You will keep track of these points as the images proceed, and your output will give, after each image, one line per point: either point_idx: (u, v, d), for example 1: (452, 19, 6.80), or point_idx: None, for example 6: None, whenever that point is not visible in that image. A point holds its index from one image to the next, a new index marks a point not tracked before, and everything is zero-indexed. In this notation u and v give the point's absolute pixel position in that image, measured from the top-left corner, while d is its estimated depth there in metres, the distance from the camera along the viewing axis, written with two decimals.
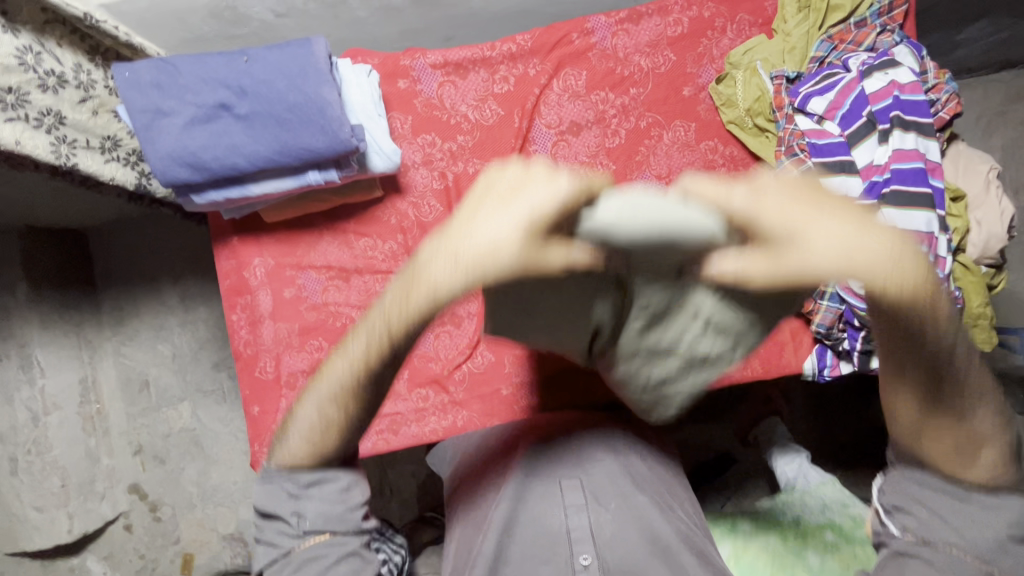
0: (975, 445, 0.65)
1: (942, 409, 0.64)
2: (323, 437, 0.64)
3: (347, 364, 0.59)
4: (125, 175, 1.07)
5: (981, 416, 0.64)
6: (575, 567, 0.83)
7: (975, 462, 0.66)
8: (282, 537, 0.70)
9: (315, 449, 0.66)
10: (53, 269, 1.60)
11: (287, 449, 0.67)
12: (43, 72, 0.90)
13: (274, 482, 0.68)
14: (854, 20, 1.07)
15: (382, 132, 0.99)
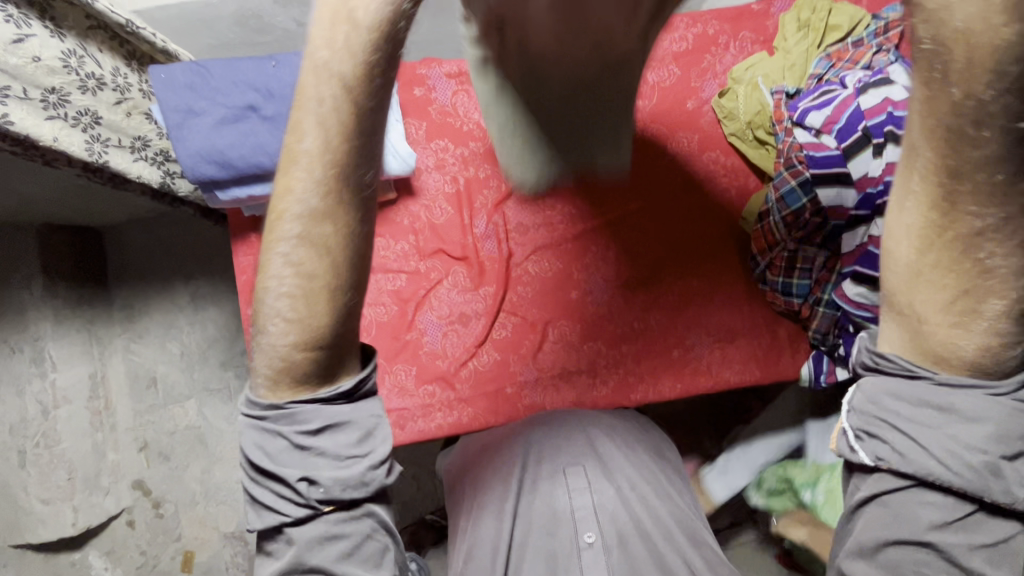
0: (978, 289, 0.54)
1: (944, 240, 0.52)
2: (307, 323, 0.57)
3: (312, 188, 0.53)
4: (151, 174, 1.13)
5: (999, 256, 0.51)
6: (580, 544, 0.89)
7: (969, 343, 0.57)
8: (284, 500, 0.64)
9: (302, 320, 0.57)
10: (67, 266, 1.65)
11: (271, 332, 0.59)
12: (85, 75, 0.95)
13: (280, 426, 0.63)
14: (851, 39, 1.14)
15: (400, 135, 1.08)
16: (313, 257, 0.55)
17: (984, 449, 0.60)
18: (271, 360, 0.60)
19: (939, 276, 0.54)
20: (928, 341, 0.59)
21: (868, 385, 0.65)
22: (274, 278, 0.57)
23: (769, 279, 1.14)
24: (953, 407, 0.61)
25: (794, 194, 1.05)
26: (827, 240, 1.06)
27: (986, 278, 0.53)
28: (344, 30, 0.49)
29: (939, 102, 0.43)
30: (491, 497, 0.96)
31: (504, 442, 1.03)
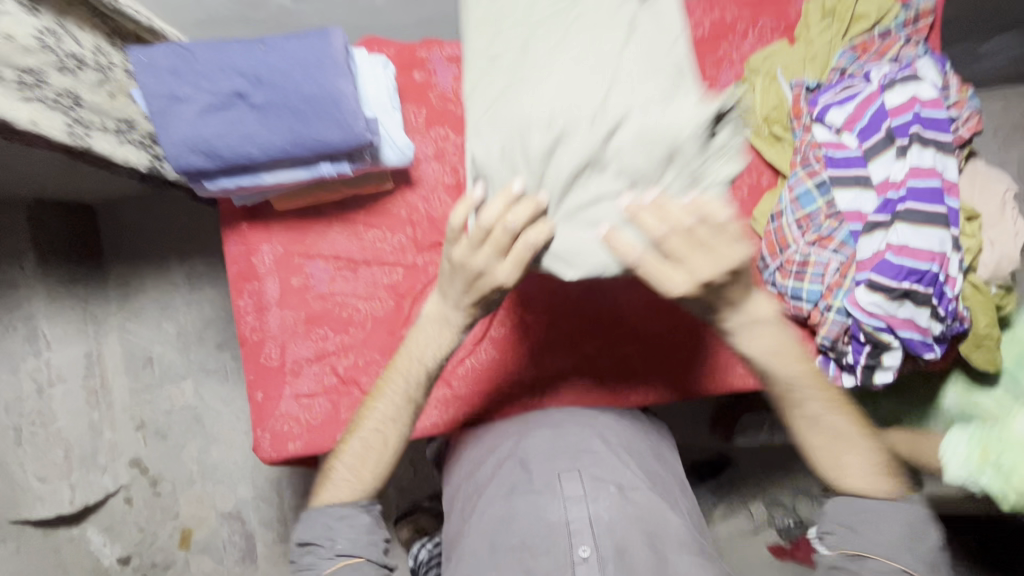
0: (849, 450, 0.87)
1: (817, 424, 0.87)
2: (365, 482, 0.92)
3: (386, 401, 0.92)
4: (138, 158, 1.07)
5: (843, 425, 0.87)
6: (573, 559, 0.80)
7: (855, 473, 0.86)
8: (317, 564, 0.89)
9: (367, 475, 0.92)
10: (60, 243, 1.59)
11: (342, 483, 0.92)
12: (64, 54, 0.90)
13: (324, 520, 0.90)
14: (878, 30, 1.06)
15: (396, 125, 0.98)
16: (384, 444, 0.92)
17: (897, 538, 0.82)
18: (347, 498, 0.92)
19: (822, 447, 0.88)
20: (845, 489, 0.87)
21: (834, 509, 0.87)
22: (355, 444, 0.92)
23: (779, 282, 1.08)
24: (864, 525, 0.83)
25: (810, 196, 1.02)
26: (841, 245, 1.01)
27: (846, 445, 0.87)
28: (415, 363, 0.91)
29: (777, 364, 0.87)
30: (485, 509, 0.89)
31: (501, 451, 0.96)
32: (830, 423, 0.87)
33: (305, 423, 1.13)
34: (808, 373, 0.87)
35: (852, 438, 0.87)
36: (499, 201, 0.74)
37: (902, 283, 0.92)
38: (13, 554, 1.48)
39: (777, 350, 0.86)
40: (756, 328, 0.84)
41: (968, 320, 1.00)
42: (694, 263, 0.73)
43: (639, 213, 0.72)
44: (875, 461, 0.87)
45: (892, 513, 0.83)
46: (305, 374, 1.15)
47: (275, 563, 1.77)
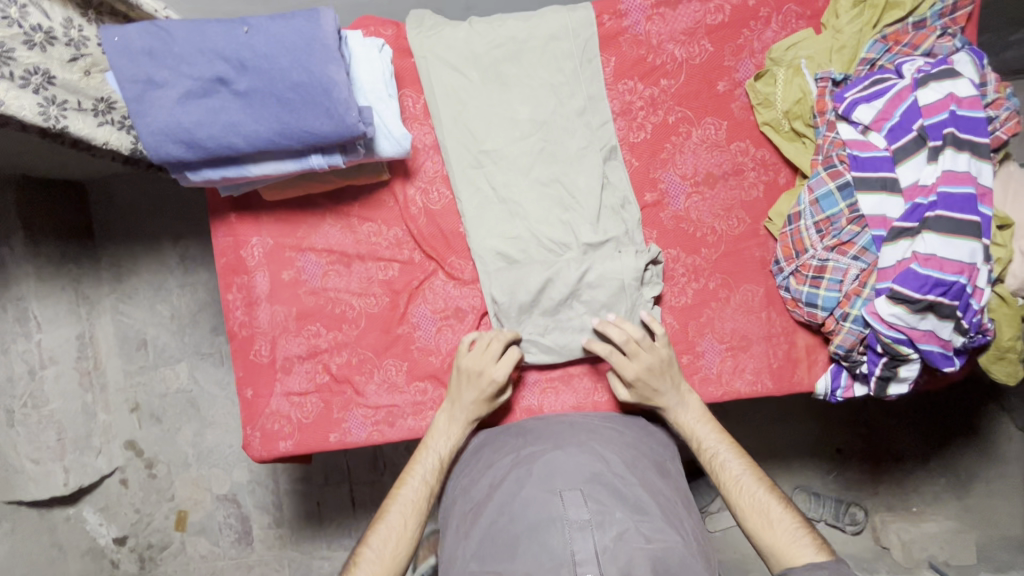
0: (774, 514, 0.90)
1: (743, 485, 0.93)
2: (384, 571, 0.90)
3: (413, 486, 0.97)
4: (121, 140, 0.98)
5: (777, 503, 0.91)
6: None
7: (794, 547, 0.87)
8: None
9: (392, 562, 0.91)
10: (50, 222, 1.54)
11: (368, 570, 0.89)
12: (29, 27, 0.83)
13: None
14: (912, 19, 0.98)
15: (393, 113, 0.91)
16: (401, 534, 0.93)
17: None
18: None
19: (752, 512, 0.91)
20: (781, 558, 0.87)
21: None
22: (380, 538, 0.92)
23: (793, 287, 1.03)
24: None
25: (832, 199, 0.98)
26: (862, 252, 0.97)
27: (778, 521, 0.89)
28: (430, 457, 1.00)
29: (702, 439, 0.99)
30: (482, 530, 0.85)
31: (499, 469, 0.94)
32: (762, 498, 0.92)
33: (297, 421, 1.10)
34: (727, 443, 0.98)
35: (774, 501, 0.91)
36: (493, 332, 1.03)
37: (927, 295, 0.89)
38: (8, 533, 1.48)
39: (696, 421, 1.00)
40: (681, 401, 1.00)
41: (991, 331, 0.95)
42: (647, 369, 0.97)
43: (605, 327, 1.00)
44: (799, 523, 0.89)
45: (826, 571, 0.80)
46: (296, 372, 1.10)
47: (271, 547, 1.74)
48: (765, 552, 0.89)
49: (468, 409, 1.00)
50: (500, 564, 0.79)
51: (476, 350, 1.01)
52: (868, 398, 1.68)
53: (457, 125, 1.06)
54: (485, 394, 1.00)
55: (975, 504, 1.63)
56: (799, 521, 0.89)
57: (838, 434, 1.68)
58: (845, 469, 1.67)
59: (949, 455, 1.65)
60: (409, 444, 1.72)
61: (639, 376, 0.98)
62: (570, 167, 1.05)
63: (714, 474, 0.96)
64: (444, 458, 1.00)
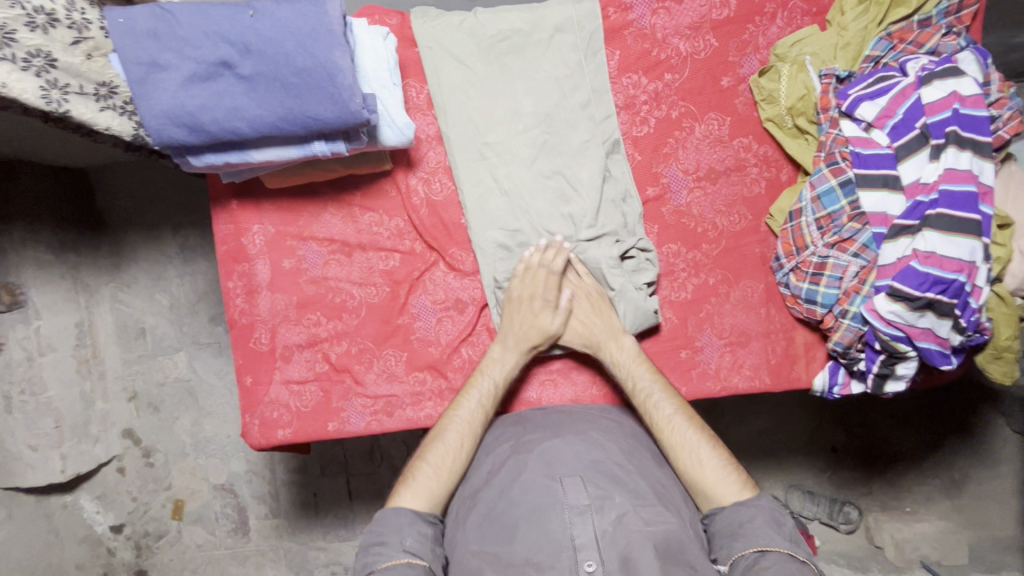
0: (700, 453, 0.91)
1: (676, 427, 0.94)
2: (436, 489, 0.91)
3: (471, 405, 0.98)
4: (123, 126, 0.96)
5: (706, 446, 0.92)
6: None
7: (721, 487, 0.89)
8: (378, 561, 0.81)
9: (446, 479, 0.92)
10: (49, 209, 1.53)
11: (423, 485, 0.91)
12: (32, 8, 0.82)
13: (399, 520, 0.85)
14: (918, 17, 0.98)
15: (396, 102, 0.91)
16: (457, 454, 0.94)
17: (770, 528, 0.82)
18: (417, 507, 0.88)
19: (681, 450, 0.92)
20: (708, 495, 0.89)
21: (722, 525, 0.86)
22: (437, 453, 0.93)
23: (792, 284, 1.03)
24: (742, 528, 0.83)
25: (834, 195, 0.98)
26: (862, 249, 0.97)
27: (706, 462, 0.91)
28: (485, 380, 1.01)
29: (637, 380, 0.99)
30: (481, 514, 0.85)
31: (498, 456, 0.94)
32: (692, 438, 0.93)
33: (296, 409, 1.10)
34: (658, 382, 0.98)
35: (703, 442, 0.92)
36: (535, 253, 1.03)
37: (926, 292, 0.89)
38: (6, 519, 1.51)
39: (623, 357, 1.00)
40: (611, 339, 1.01)
41: (989, 331, 0.95)
42: (574, 301, 1.04)
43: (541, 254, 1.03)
44: (726, 463, 0.91)
45: (754, 513, 0.84)
46: (295, 360, 1.10)
47: (267, 537, 1.74)
48: (691, 490, 0.91)
49: (523, 336, 1.02)
50: (500, 548, 0.80)
51: (527, 276, 1.03)
52: (865, 397, 1.69)
53: (461, 115, 1.06)
54: (540, 321, 1.02)
55: (967, 504, 1.64)
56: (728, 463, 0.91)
57: (834, 434, 1.68)
58: (838, 467, 1.68)
59: (942, 455, 1.66)
60: (406, 436, 1.73)
61: (580, 313, 1.03)
62: (573, 160, 1.05)
63: (645, 414, 0.97)
64: (499, 383, 1.00)
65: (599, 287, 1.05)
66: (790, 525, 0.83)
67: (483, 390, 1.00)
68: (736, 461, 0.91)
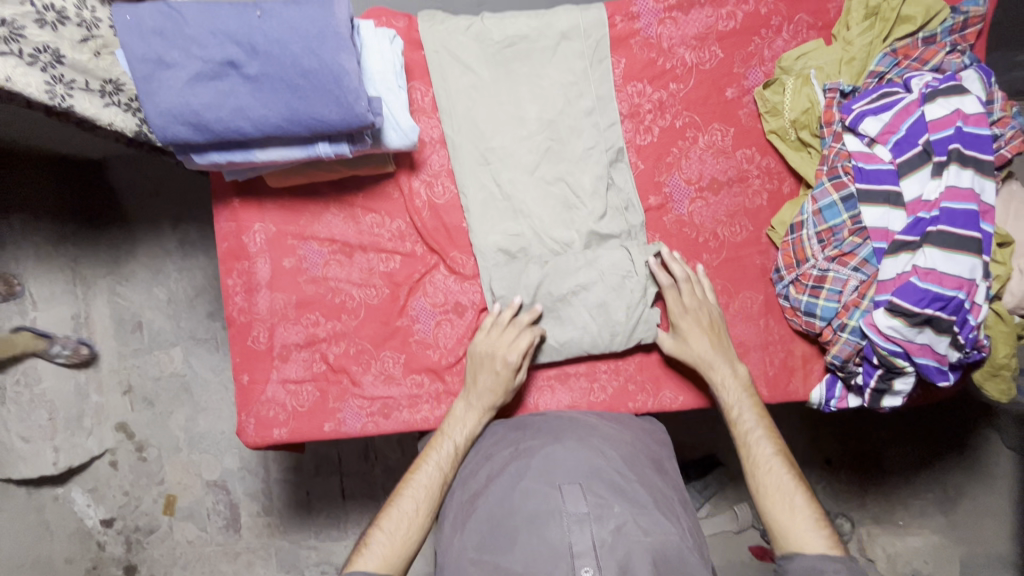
0: (795, 500, 0.88)
1: (771, 468, 0.92)
2: (394, 556, 0.87)
3: (433, 467, 0.96)
4: (126, 121, 0.96)
5: (801, 497, 0.88)
6: None
7: (807, 539, 0.84)
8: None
9: (403, 546, 0.88)
10: (52, 201, 1.54)
11: (379, 551, 0.87)
12: (42, 5, 0.82)
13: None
14: (923, 34, 0.99)
15: (401, 105, 0.91)
16: (413, 516, 0.91)
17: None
18: (377, 571, 0.85)
19: (773, 491, 0.90)
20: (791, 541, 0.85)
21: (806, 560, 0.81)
22: (393, 521, 0.90)
23: (792, 297, 1.04)
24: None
25: (835, 209, 0.98)
26: (862, 263, 0.98)
27: (798, 511, 0.87)
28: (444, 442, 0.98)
29: (739, 408, 0.99)
30: (478, 521, 0.85)
31: (497, 463, 0.94)
32: (790, 482, 0.90)
33: (292, 409, 1.10)
34: (762, 423, 0.97)
35: (800, 490, 0.89)
36: (506, 309, 1.03)
37: (925, 309, 0.89)
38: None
39: (733, 386, 1.00)
40: (722, 364, 1.01)
41: (987, 349, 0.96)
42: (690, 315, 1.02)
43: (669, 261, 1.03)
44: (820, 518, 0.86)
45: (841, 567, 0.79)
46: (293, 360, 1.10)
47: (259, 535, 1.74)
48: (773, 533, 0.88)
49: (486, 395, 1.01)
50: (497, 557, 0.79)
51: (493, 331, 1.03)
52: (861, 410, 1.69)
53: (467, 119, 1.06)
54: (503, 375, 1.00)
55: (961, 521, 1.64)
56: (820, 519, 0.86)
57: (829, 445, 1.69)
58: (835, 479, 1.68)
59: (938, 470, 1.66)
60: (402, 437, 1.72)
61: (689, 328, 1.02)
62: (576, 167, 1.05)
63: (744, 447, 0.96)
64: (460, 445, 0.99)
65: (719, 309, 1.03)
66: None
67: (440, 457, 0.97)
68: (831, 520, 0.86)
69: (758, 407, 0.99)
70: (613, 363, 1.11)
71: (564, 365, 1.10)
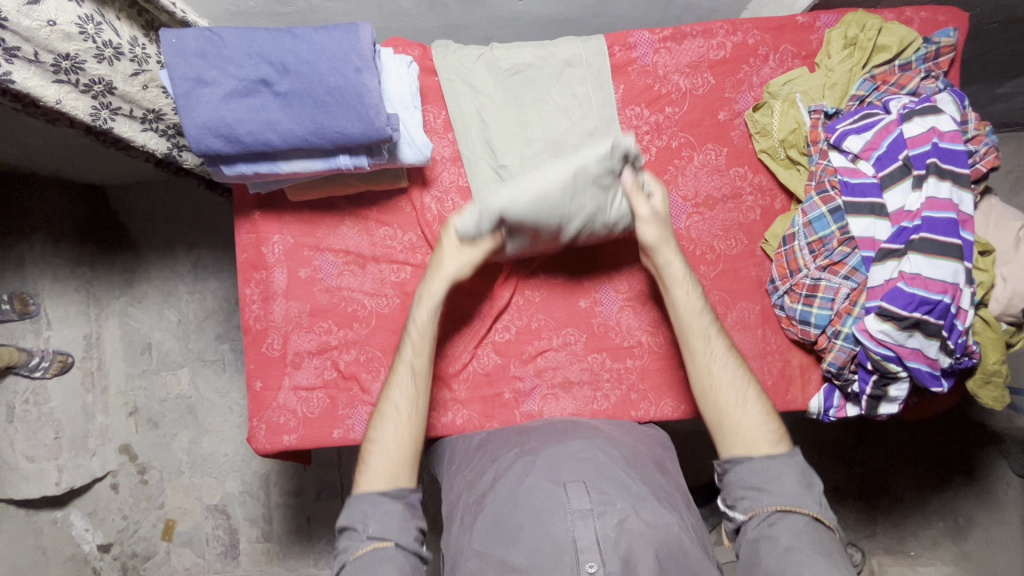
0: (746, 396, 0.95)
1: (718, 364, 0.97)
2: (394, 474, 0.91)
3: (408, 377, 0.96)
4: (158, 144, 1.07)
5: (752, 396, 0.95)
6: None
7: (761, 436, 0.93)
8: (355, 546, 0.86)
9: (397, 461, 0.92)
10: (75, 225, 1.62)
11: (377, 472, 0.91)
12: (101, 42, 0.88)
13: (365, 509, 0.88)
14: (898, 62, 1.07)
15: (417, 124, 0.99)
16: (405, 430, 0.93)
17: (798, 487, 0.88)
18: (382, 487, 0.90)
19: (726, 390, 0.95)
20: (743, 441, 0.93)
21: (754, 464, 0.90)
22: (387, 433, 0.92)
23: (787, 306, 1.08)
24: (770, 483, 0.88)
25: (824, 221, 1.04)
26: (852, 271, 1.02)
27: (749, 408, 0.94)
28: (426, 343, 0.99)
29: (693, 302, 1.00)
30: (486, 518, 0.87)
31: (503, 462, 0.97)
32: (740, 374, 0.96)
33: (303, 415, 1.13)
34: (715, 324, 1.00)
35: (751, 388, 0.96)
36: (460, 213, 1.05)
37: (913, 312, 0.93)
38: None
39: (685, 285, 1.00)
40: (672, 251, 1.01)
41: (977, 355, 0.99)
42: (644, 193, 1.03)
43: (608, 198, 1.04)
44: (768, 411, 0.95)
45: (785, 469, 0.89)
46: (305, 367, 1.14)
47: (257, 562, 1.72)
48: (724, 425, 0.94)
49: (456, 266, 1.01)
50: (500, 549, 0.82)
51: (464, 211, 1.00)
52: (867, 434, 1.69)
53: (477, 139, 1.14)
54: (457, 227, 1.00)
55: (975, 552, 1.61)
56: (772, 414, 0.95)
57: (837, 472, 1.68)
58: (844, 507, 1.67)
59: (947, 498, 1.65)
60: None
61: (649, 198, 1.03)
62: None
63: (699, 343, 0.98)
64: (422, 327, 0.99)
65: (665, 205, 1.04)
66: (815, 485, 0.89)
67: (408, 372, 0.97)
68: (777, 414, 0.95)
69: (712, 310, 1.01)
70: (592, 342, 1.15)
71: (557, 352, 1.14)
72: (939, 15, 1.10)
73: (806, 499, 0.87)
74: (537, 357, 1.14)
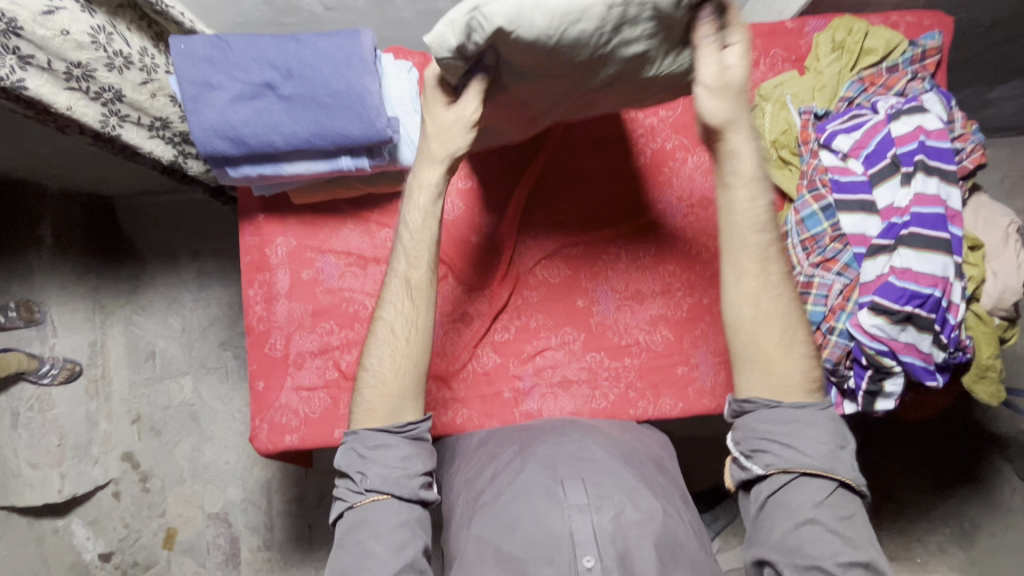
0: (795, 337, 0.86)
1: (774, 290, 0.86)
2: (392, 407, 0.90)
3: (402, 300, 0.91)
4: (164, 151, 1.10)
5: (801, 330, 0.86)
6: (578, 570, 0.76)
7: (800, 374, 0.86)
8: (353, 493, 0.88)
9: (392, 388, 0.90)
10: (82, 233, 1.65)
11: (367, 408, 0.90)
12: (113, 52, 0.92)
13: (354, 447, 0.89)
14: (886, 64, 1.10)
15: (417, 127, 1.02)
16: (401, 362, 0.90)
17: (827, 448, 0.82)
18: (366, 425, 0.90)
19: (776, 321, 0.85)
20: (776, 376, 0.86)
21: (783, 421, 0.84)
22: (377, 359, 0.91)
23: None
24: (798, 441, 0.82)
25: (816, 219, 1.06)
26: (845, 268, 1.04)
27: (794, 343, 0.86)
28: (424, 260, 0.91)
29: (752, 209, 0.84)
30: (485, 514, 0.88)
31: (502, 459, 0.98)
32: (790, 302, 0.86)
33: (305, 415, 1.14)
34: (776, 245, 0.85)
35: (802, 325, 0.86)
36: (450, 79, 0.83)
37: (905, 306, 0.94)
38: None
39: (749, 188, 0.83)
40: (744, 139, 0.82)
41: (970, 349, 1.00)
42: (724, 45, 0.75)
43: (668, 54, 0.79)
44: (812, 354, 0.87)
45: (819, 422, 0.84)
46: (307, 367, 1.16)
47: (258, 570, 1.72)
48: (756, 354, 0.86)
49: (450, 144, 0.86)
50: (498, 539, 0.83)
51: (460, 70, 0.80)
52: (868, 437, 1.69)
53: None
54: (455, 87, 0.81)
55: (980, 557, 1.60)
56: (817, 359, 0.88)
57: None
58: None
59: (951, 502, 1.64)
60: None
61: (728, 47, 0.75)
62: None
63: (754, 259, 0.85)
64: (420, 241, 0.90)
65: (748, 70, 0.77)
66: (844, 445, 0.84)
67: (402, 287, 0.92)
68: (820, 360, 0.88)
69: (776, 226, 0.85)
70: (592, 341, 1.16)
71: (556, 350, 1.16)
72: (924, 20, 1.14)
73: (831, 459, 0.82)
74: (536, 356, 1.16)
